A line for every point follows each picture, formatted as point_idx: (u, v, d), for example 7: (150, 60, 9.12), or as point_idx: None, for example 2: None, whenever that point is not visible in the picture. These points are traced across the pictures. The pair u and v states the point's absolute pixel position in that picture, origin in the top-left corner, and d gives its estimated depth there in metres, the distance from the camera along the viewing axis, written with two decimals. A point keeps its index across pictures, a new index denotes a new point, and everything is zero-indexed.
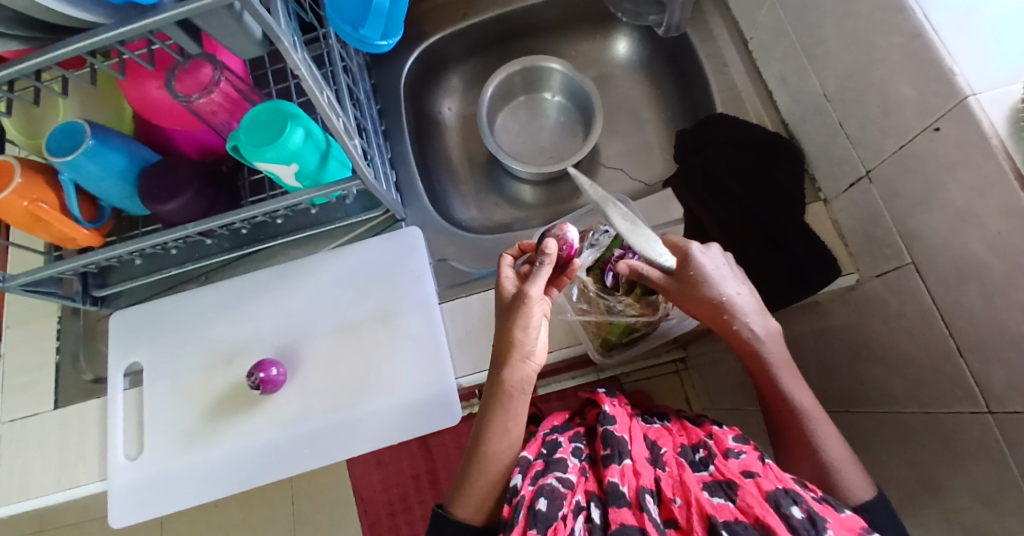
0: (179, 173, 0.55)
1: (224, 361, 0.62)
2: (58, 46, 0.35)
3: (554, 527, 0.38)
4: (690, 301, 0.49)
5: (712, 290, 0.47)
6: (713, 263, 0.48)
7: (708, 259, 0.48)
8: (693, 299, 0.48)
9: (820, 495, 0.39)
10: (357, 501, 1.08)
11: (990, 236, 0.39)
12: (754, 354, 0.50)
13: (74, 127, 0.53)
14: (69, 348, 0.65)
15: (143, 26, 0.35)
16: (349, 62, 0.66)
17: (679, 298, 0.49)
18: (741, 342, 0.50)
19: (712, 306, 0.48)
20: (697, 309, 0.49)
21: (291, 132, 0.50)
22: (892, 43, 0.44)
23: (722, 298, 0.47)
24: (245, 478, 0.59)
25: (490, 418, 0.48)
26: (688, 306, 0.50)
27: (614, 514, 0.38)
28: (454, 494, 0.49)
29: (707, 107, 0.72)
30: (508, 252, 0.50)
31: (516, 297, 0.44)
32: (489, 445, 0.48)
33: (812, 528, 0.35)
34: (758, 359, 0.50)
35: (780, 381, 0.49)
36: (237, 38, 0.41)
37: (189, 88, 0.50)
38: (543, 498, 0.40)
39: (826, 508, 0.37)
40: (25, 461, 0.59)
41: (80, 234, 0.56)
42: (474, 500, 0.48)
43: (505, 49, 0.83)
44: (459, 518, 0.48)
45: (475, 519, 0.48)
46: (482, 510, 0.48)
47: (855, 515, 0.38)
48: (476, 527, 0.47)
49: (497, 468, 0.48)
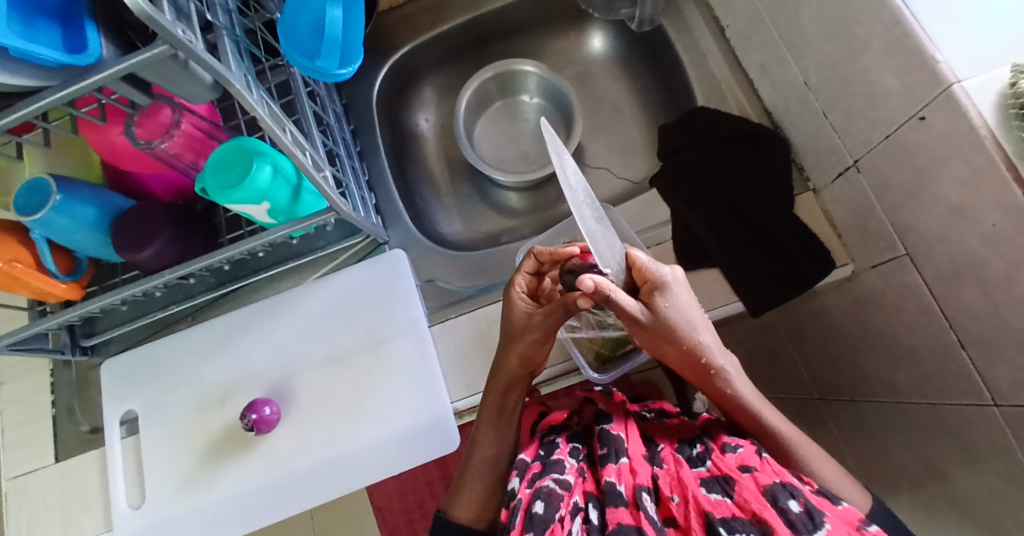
0: (151, 218, 0.54)
1: (218, 400, 0.62)
2: (2, 115, 0.33)
3: (552, 528, 0.37)
4: (662, 347, 0.43)
5: (687, 334, 0.42)
6: (682, 301, 0.42)
7: (677, 298, 0.42)
8: (663, 344, 0.42)
9: (816, 487, 0.38)
10: (374, 511, 1.08)
11: (987, 230, 0.37)
12: (730, 400, 0.44)
13: (40, 183, 0.51)
14: (64, 399, 0.64)
15: (86, 86, 0.33)
16: (315, 87, 0.64)
17: (646, 339, 0.43)
18: (711, 386, 0.45)
19: (682, 349, 0.42)
20: (667, 354, 0.44)
21: (259, 169, 0.49)
22: (872, 32, 0.42)
23: (696, 343, 0.42)
24: (247, 516, 0.59)
25: (483, 421, 0.50)
26: (663, 351, 0.43)
27: (612, 514, 0.37)
28: (453, 497, 0.48)
29: (688, 100, 0.70)
30: (523, 273, 0.50)
31: (524, 326, 0.47)
32: (483, 447, 0.49)
33: (811, 522, 0.34)
34: (728, 399, 0.44)
35: (763, 420, 0.44)
36: (187, 85, 0.38)
37: (150, 133, 0.49)
38: (540, 501, 0.39)
39: (824, 502, 0.36)
40: (32, 516, 0.59)
41: (58, 289, 0.55)
42: (472, 501, 0.47)
43: (478, 55, 0.80)
44: (459, 521, 0.47)
45: (477, 523, 0.47)
46: (482, 512, 0.47)
47: (853, 507, 0.37)
48: (480, 529, 0.46)
49: (491, 467, 0.49)
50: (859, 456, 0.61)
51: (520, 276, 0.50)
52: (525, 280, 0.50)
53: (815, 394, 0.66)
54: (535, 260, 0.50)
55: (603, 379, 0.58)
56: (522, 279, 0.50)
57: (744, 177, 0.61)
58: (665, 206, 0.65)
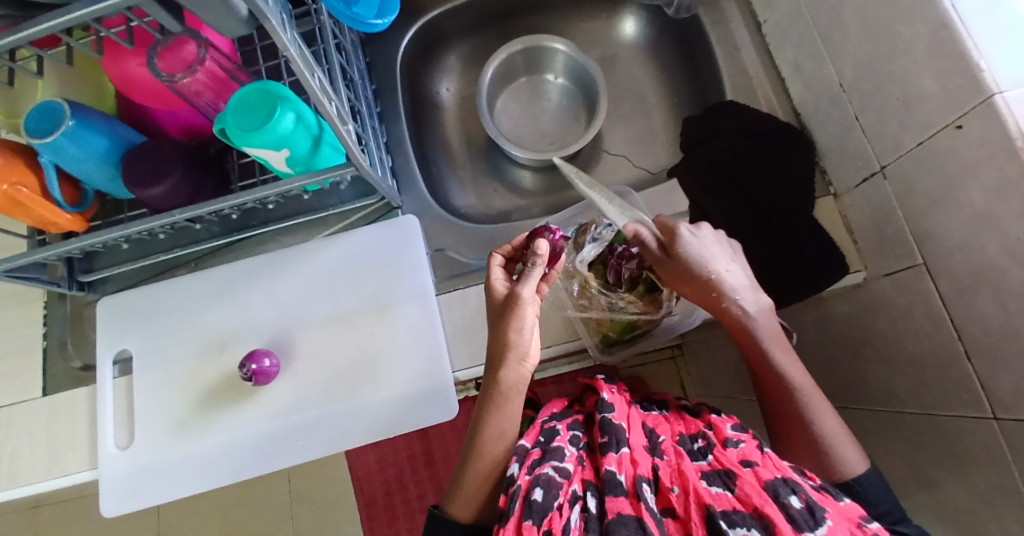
0: (163, 155, 0.53)
1: (215, 349, 0.61)
2: (30, 24, 0.32)
3: (550, 517, 0.37)
4: (688, 284, 0.47)
5: (701, 267, 0.45)
6: (702, 241, 0.46)
7: (698, 237, 0.46)
8: (688, 281, 0.46)
9: (818, 482, 0.39)
10: (352, 480, 1.08)
11: (1010, 242, 0.37)
12: (744, 331, 0.48)
13: (53, 106, 0.49)
14: (55, 332, 0.64)
15: (119, 4, 0.31)
16: (342, 39, 0.63)
17: (672, 278, 0.48)
18: (732, 321, 0.48)
19: (701, 286, 0.46)
20: (690, 291, 0.47)
21: (281, 115, 0.47)
22: (917, 34, 0.42)
23: (711, 276, 0.45)
24: (238, 467, 0.58)
25: (484, 407, 0.47)
26: (688, 285, 0.47)
27: (611, 503, 0.37)
28: (450, 493, 0.48)
29: (715, 93, 0.69)
30: (497, 255, 0.51)
31: (507, 299, 0.45)
32: (483, 437, 0.47)
33: (812, 517, 0.35)
34: (741, 328, 0.48)
35: (772, 358, 0.47)
36: (220, 15, 0.36)
37: (170, 66, 0.47)
38: (539, 488, 0.39)
39: (825, 498, 0.37)
40: (13, 449, 0.58)
41: (62, 219, 0.54)
42: (471, 498, 0.46)
43: (507, 27, 0.79)
44: (454, 517, 0.47)
45: (463, 516, 0.46)
46: (475, 507, 0.46)
47: (854, 503, 0.38)
48: (465, 524, 0.46)
49: (488, 462, 0.47)
50: None
51: (497, 254, 0.51)
52: (500, 270, 0.50)
53: None
54: (502, 256, 0.51)
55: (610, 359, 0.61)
56: (500, 257, 0.51)
57: (765, 174, 0.60)
58: (681, 195, 0.67)
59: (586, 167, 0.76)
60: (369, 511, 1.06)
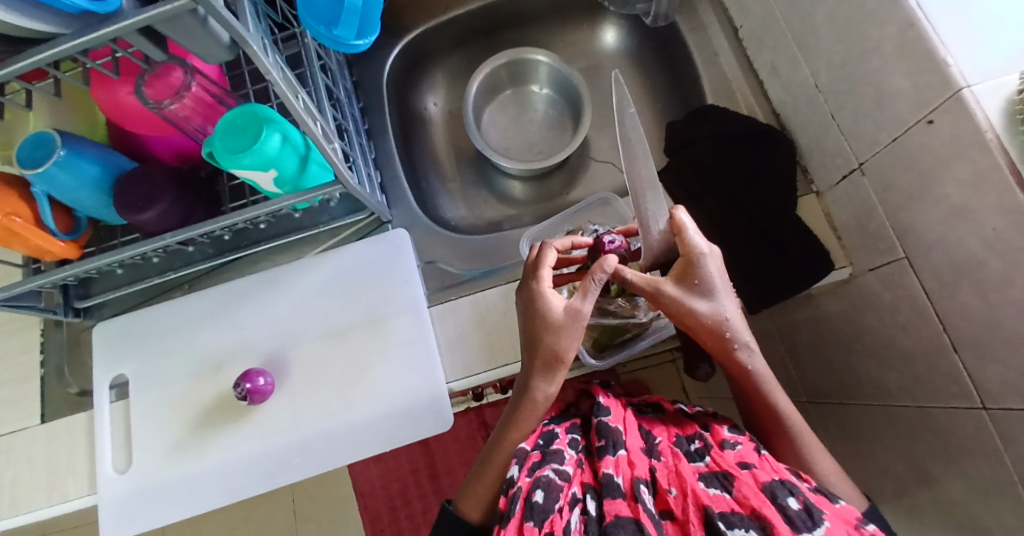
0: (156, 181, 0.54)
1: (211, 370, 0.62)
2: (15, 60, 0.32)
3: (551, 519, 0.37)
4: (680, 320, 0.44)
5: (706, 311, 0.42)
6: (713, 276, 0.43)
7: (711, 271, 0.43)
8: (682, 317, 0.43)
9: (814, 485, 0.39)
10: (356, 496, 1.07)
11: (987, 233, 0.38)
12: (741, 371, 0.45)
13: (45, 137, 0.50)
14: (53, 360, 0.64)
15: (100, 37, 0.32)
16: (328, 60, 0.64)
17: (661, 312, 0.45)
18: (733, 363, 0.45)
19: (702, 328, 0.43)
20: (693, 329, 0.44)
21: (268, 137, 0.48)
22: (885, 33, 0.43)
23: (716, 319, 0.43)
24: (236, 487, 0.58)
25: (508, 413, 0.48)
26: (681, 323, 0.44)
27: (609, 506, 0.37)
28: (463, 492, 0.49)
29: (697, 98, 0.71)
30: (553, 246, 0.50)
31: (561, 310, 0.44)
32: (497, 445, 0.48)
33: (810, 518, 0.35)
34: (743, 371, 0.45)
35: (765, 388, 0.45)
36: (204, 43, 0.37)
37: (159, 93, 0.48)
38: (539, 491, 0.39)
39: (822, 500, 0.37)
40: (13, 477, 0.58)
41: (56, 247, 0.54)
42: (478, 500, 0.48)
43: (491, 41, 0.81)
44: (463, 514, 0.48)
45: (472, 517, 0.48)
46: (482, 508, 0.48)
47: (850, 506, 0.37)
48: (473, 524, 0.48)
49: (496, 469, 0.47)
50: (845, 460, 0.62)
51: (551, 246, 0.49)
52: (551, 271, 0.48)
53: (805, 395, 0.67)
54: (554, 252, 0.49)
55: (600, 365, 0.63)
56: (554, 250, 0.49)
57: (748, 175, 0.61)
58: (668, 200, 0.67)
59: (573, 176, 0.76)
60: (374, 528, 1.05)
